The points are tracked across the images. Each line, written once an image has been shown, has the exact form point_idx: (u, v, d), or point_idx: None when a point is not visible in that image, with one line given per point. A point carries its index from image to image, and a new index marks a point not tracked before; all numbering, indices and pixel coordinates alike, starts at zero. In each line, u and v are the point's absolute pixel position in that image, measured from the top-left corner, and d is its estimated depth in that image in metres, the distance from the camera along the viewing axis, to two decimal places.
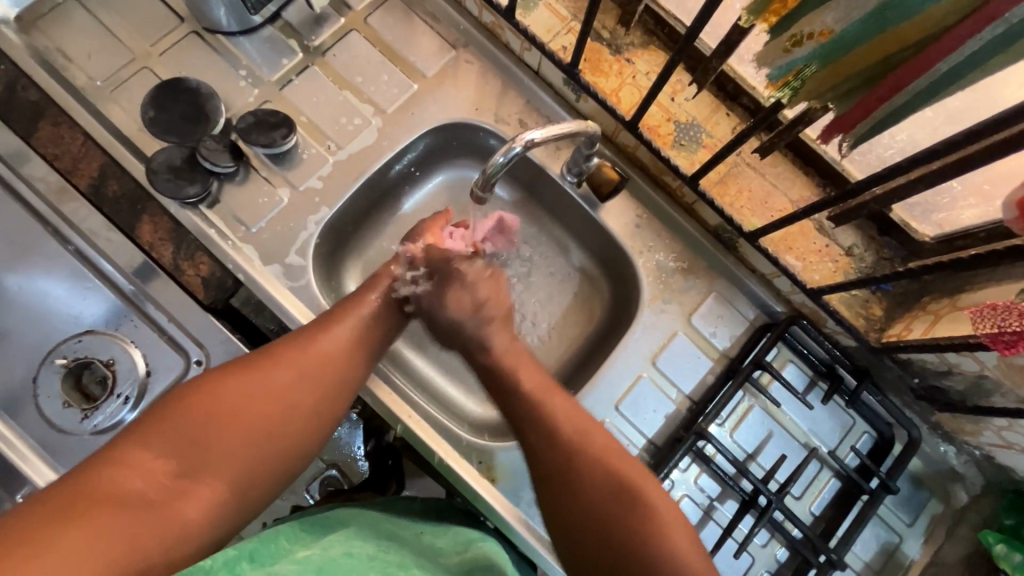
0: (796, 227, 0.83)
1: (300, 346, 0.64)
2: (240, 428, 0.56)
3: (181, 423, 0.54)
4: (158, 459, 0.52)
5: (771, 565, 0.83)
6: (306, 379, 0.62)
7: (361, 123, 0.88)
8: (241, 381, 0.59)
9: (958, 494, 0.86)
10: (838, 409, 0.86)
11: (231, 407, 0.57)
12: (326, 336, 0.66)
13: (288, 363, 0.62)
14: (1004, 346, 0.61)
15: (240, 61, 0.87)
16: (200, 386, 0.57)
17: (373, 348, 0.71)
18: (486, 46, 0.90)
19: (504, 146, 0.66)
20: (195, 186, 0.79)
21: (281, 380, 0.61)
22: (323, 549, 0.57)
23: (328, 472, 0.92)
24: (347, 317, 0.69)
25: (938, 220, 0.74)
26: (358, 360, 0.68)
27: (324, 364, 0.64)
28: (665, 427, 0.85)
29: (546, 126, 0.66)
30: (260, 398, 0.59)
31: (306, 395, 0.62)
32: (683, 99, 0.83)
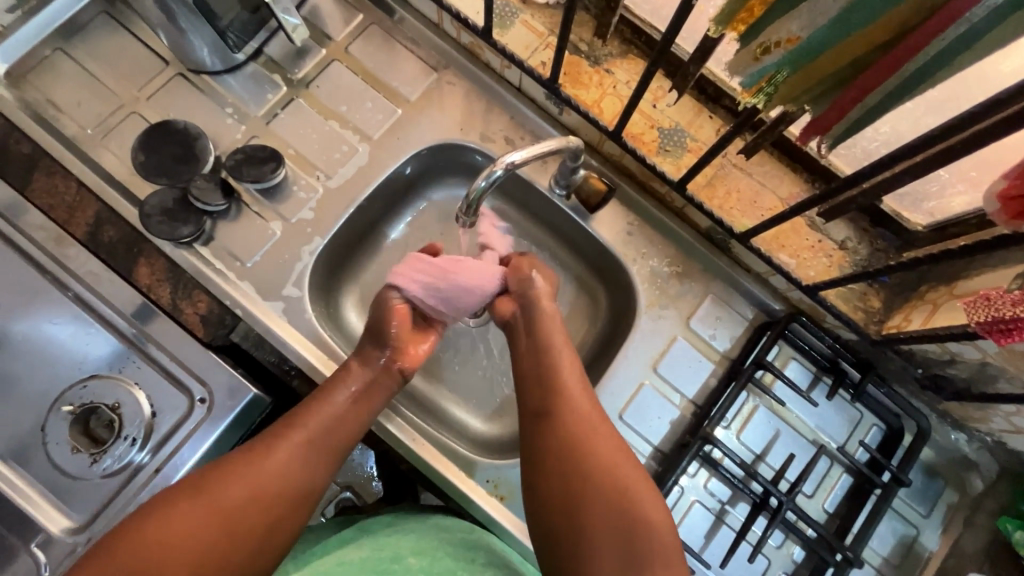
0: (789, 224, 0.83)
1: (250, 460, 0.64)
2: (186, 556, 0.57)
3: (136, 548, 0.56)
4: None
5: (789, 566, 0.82)
6: (257, 497, 0.62)
7: (349, 150, 0.89)
8: (191, 505, 0.59)
9: (973, 482, 0.85)
10: (845, 403, 0.85)
11: (176, 536, 0.57)
12: (285, 448, 0.65)
13: (238, 480, 0.62)
14: (999, 335, 0.60)
15: (226, 99, 0.88)
16: (159, 510, 0.59)
17: (337, 450, 0.69)
18: (468, 66, 0.91)
19: (485, 170, 0.66)
20: (188, 226, 0.80)
21: (233, 500, 0.61)
22: (315, 566, 0.65)
23: (344, 494, 0.97)
24: (306, 424, 0.68)
25: (929, 208, 0.74)
26: (313, 470, 0.66)
27: (278, 479, 0.63)
28: (671, 433, 0.84)
29: (527, 147, 0.66)
30: (204, 526, 0.58)
31: (255, 514, 0.61)
32: (664, 105, 0.84)
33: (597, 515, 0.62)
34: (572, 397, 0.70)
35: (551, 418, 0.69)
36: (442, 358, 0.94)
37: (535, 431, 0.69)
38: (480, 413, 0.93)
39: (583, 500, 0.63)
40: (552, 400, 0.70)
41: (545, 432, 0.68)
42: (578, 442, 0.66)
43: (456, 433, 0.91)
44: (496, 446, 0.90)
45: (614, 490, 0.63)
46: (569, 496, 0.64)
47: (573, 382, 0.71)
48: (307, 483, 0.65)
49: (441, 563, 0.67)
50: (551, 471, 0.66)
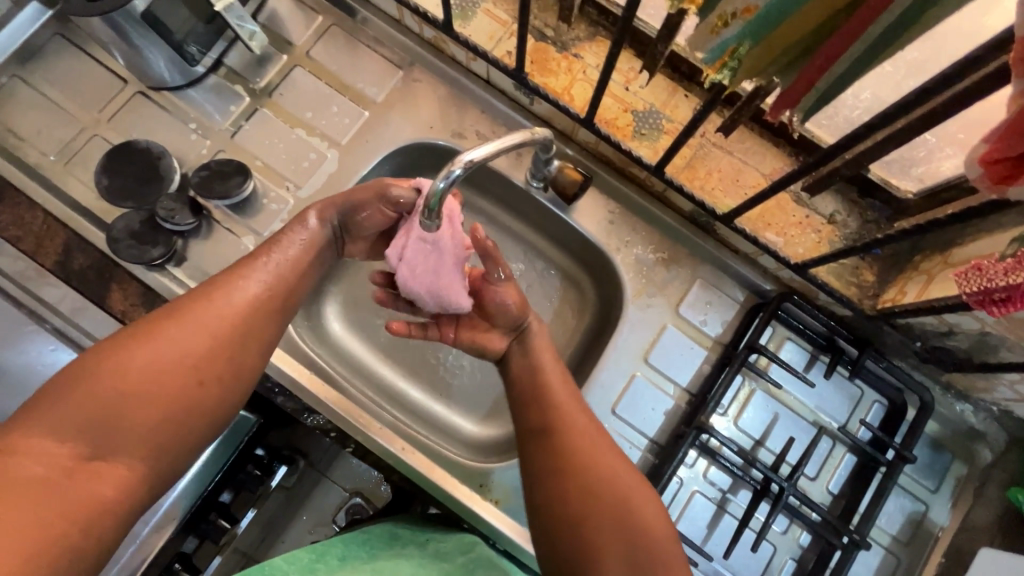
0: (773, 201, 0.79)
1: (197, 308, 0.60)
2: (144, 404, 0.54)
3: (82, 395, 0.52)
4: (59, 440, 0.50)
5: (795, 551, 0.80)
6: (213, 342, 0.59)
7: (318, 158, 0.86)
8: (136, 350, 0.55)
9: (981, 453, 0.82)
10: (845, 381, 0.83)
11: (129, 384, 0.54)
12: (233, 295, 0.62)
13: (186, 327, 0.58)
14: (994, 306, 0.56)
15: (189, 115, 0.86)
16: (102, 356, 0.54)
17: (289, 299, 0.67)
18: (434, 62, 0.89)
19: (443, 169, 0.58)
20: (158, 248, 0.78)
21: (183, 344, 0.57)
22: None
23: (353, 500, 1.03)
24: (253, 271, 0.64)
25: (918, 174, 0.71)
26: (266, 318, 0.63)
27: (232, 325, 0.60)
28: (666, 425, 0.82)
29: (495, 139, 0.60)
30: (161, 366, 0.55)
31: (211, 360, 0.58)
32: (637, 87, 0.80)
33: (604, 531, 0.59)
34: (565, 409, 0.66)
35: (550, 438, 0.65)
36: (422, 360, 0.92)
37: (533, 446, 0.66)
38: (470, 416, 0.91)
39: (584, 516, 0.59)
40: (546, 417, 0.66)
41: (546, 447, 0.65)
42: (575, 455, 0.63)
43: (446, 437, 0.90)
44: (489, 448, 0.89)
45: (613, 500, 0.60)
46: (566, 514, 0.60)
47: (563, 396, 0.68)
48: (261, 329, 0.63)
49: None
50: (551, 491, 0.62)
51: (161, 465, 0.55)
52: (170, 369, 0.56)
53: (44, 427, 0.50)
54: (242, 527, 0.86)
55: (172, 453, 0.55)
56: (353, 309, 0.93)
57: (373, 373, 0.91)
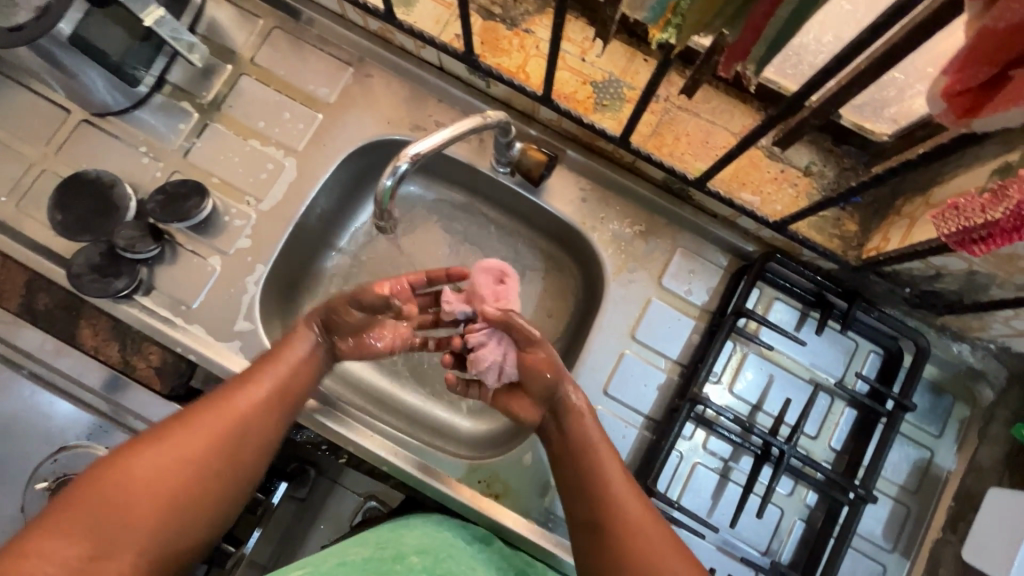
0: (745, 159, 0.77)
1: (217, 411, 0.63)
2: (149, 507, 0.56)
3: (91, 502, 0.54)
4: (68, 542, 0.52)
5: (803, 512, 0.79)
6: (214, 447, 0.61)
7: (275, 168, 0.83)
8: (144, 455, 0.58)
9: (983, 392, 0.80)
10: (838, 335, 0.81)
11: (138, 487, 0.56)
12: (238, 399, 0.64)
13: (198, 432, 0.61)
14: (973, 245, 0.54)
15: (138, 138, 0.84)
16: (114, 462, 0.57)
17: (295, 399, 0.68)
18: (384, 54, 0.86)
19: (389, 166, 0.59)
20: (122, 278, 0.76)
21: (187, 451, 0.59)
22: (317, 564, 0.61)
23: (369, 503, 0.98)
24: (263, 375, 0.67)
25: (892, 115, 0.68)
26: (275, 417, 0.66)
27: (234, 432, 0.62)
28: (660, 400, 0.80)
29: (453, 124, 0.60)
30: (164, 472, 0.58)
31: (218, 463, 0.61)
32: (594, 56, 0.77)
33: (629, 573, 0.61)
34: (605, 452, 0.68)
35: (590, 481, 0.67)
36: (409, 363, 0.91)
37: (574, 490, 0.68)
38: (463, 412, 0.90)
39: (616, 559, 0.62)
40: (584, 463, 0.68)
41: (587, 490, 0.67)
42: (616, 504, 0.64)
43: (441, 437, 0.88)
44: (485, 444, 0.87)
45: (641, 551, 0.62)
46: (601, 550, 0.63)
47: (608, 442, 0.68)
48: (268, 431, 0.65)
49: (444, 563, 0.64)
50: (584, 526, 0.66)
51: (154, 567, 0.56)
52: (180, 473, 0.59)
53: (56, 532, 0.53)
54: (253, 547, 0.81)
55: (166, 552, 0.57)
56: None
57: (361, 382, 0.90)
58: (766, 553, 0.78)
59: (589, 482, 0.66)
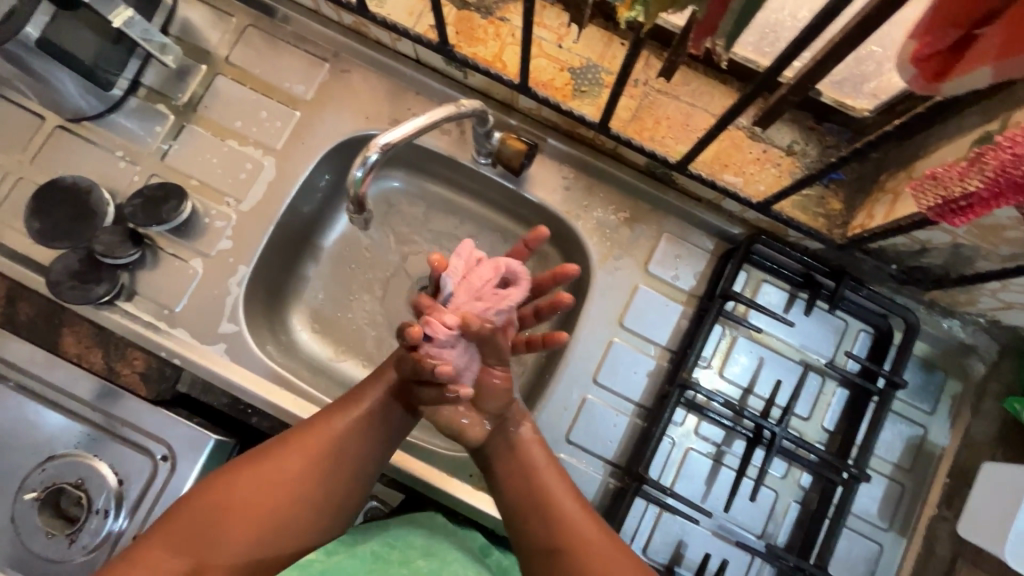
0: (727, 141, 0.76)
1: (316, 433, 0.63)
2: (246, 527, 0.57)
3: (196, 516, 0.57)
4: (169, 555, 0.54)
5: (798, 494, 0.78)
6: (306, 471, 0.61)
7: (254, 167, 0.83)
8: (246, 477, 0.59)
9: (975, 367, 0.80)
10: (827, 315, 0.81)
11: (238, 507, 0.57)
12: (336, 424, 0.64)
13: (297, 455, 0.61)
14: (953, 216, 0.53)
15: (115, 142, 0.83)
16: (219, 480, 0.59)
17: (391, 428, 0.66)
18: (360, 49, 0.85)
19: (359, 156, 0.59)
20: (103, 284, 0.75)
21: (285, 473, 0.60)
22: (327, 554, 0.61)
23: (368, 503, 0.83)
24: (360, 400, 0.65)
25: (872, 90, 0.68)
26: (370, 442, 0.65)
27: (330, 457, 0.62)
28: (650, 386, 0.80)
29: (429, 110, 0.61)
30: (262, 494, 0.59)
31: (312, 487, 0.61)
32: (570, 42, 0.76)
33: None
34: (545, 480, 0.65)
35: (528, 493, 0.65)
36: None
37: (522, 528, 0.64)
38: None
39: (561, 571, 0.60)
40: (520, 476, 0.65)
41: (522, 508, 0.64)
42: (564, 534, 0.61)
43: (433, 433, 0.88)
44: None
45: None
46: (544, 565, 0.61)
47: (547, 467, 0.66)
48: (362, 456, 0.64)
49: (451, 566, 0.63)
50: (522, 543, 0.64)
51: None
52: (279, 495, 0.59)
53: (162, 543, 0.55)
54: None
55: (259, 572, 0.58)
56: (323, 320, 0.89)
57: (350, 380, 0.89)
58: (761, 536, 0.77)
59: (537, 512, 0.63)
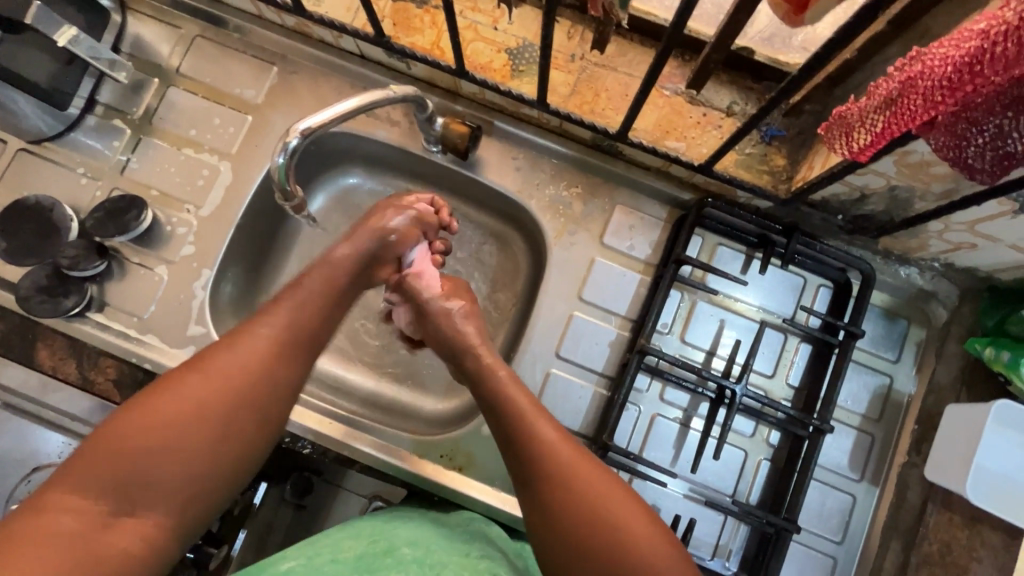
0: (667, 107, 0.77)
1: (238, 358, 0.57)
2: (176, 454, 0.51)
3: (107, 453, 0.49)
4: (87, 495, 0.48)
5: (768, 452, 0.79)
6: (228, 389, 0.55)
7: (211, 173, 0.85)
8: (158, 404, 0.52)
9: (937, 312, 0.80)
10: (783, 273, 0.81)
11: (157, 435, 0.51)
12: (252, 342, 0.58)
13: (215, 377, 0.55)
14: (865, 153, 0.52)
15: (76, 160, 0.85)
16: (126, 411, 0.52)
17: (312, 343, 0.63)
18: (305, 50, 0.86)
19: (282, 142, 0.61)
20: (71, 297, 0.78)
21: (202, 393, 0.54)
22: (309, 559, 0.58)
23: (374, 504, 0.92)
24: (272, 317, 0.61)
25: (800, 43, 0.68)
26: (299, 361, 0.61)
27: (252, 372, 0.57)
28: (612, 356, 0.81)
29: (361, 94, 0.63)
30: (182, 418, 0.52)
31: (244, 411, 0.55)
32: (505, 24, 0.78)
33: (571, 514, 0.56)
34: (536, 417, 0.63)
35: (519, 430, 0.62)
36: (372, 352, 0.92)
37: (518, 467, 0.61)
38: (429, 394, 0.90)
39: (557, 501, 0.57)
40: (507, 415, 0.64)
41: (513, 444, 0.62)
42: (538, 468, 0.59)
43: (409, 420, 0.89)
44: (450, 421, 0.87)
45: (586, 508, 0.56)
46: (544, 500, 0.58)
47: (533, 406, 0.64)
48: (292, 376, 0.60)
49: (435, 554, 0.60)
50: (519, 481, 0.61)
51: (190, 511, 0.52)
52: (212, 420, 0.53)
53: (72, 486, 0.48)
54: (238, 550, 0.79)
55: (201, 498, 0.53)
56: None
57: (323, 374, 0.90)
58: (733, 495, 0.78)
59: (524, 449, 0.61)
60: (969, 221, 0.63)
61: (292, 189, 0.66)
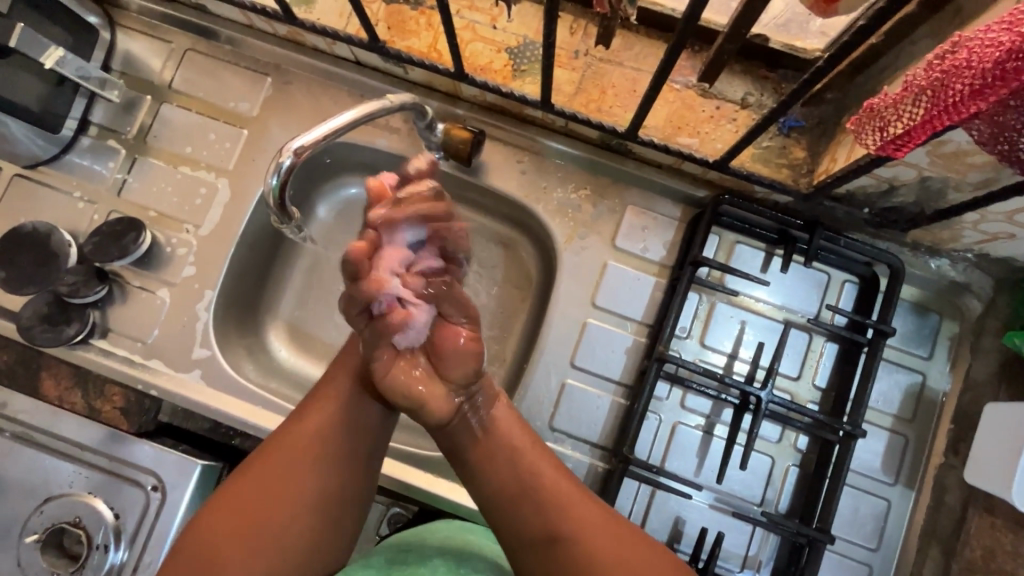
0: (678, 102, 0.73)
1: (288, 438, 0.57)
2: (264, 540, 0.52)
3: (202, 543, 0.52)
4: None
5: (796, 457, 0.76)
6: (309, 471, 0.56)
7: (209, 191, 0.82)
8: (247, 492, 0.54)
9: (971, 305, 0.76)
10: (806, 270, 0.77)
11: (249, 524, 0.53)
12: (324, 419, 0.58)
13: (293, 459, 0.56)
14: (896, 149, 0.49)
15: (71, 183, 0.83)
16: (219, 501, 0.54)
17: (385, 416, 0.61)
18: (299, 58, 0.84)
19: (273, 162, 0.58)
20: (74, 325, 0.76)
21: (284, 479, 0.55)
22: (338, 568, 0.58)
23: (393, 510, 0.84)
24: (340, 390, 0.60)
25: (820, 28, 0.64)
26: (351, 427, 0.58)
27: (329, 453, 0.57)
28: (629, 364, 0.78)
29: (358, 106, 0.59)
30: (268, 505, 0.54)
31: (321, 494, 0.56)
32: (504, 22, 0.75)
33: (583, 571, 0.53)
34: (537, 464, 0.58)
35: (514, 485, 0.58)
36: None
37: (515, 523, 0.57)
38: None
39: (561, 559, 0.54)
40: (499, 465, 0.58)
41: (507, 499, 0.58)
42: (544, 523, 0.55)
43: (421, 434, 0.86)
44: None
45: None
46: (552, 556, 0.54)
47: (533, 449, 0.59)
48: (341, 444, 0.57)
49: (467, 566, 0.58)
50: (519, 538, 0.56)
51: None
52: (291, 505, 0.54)
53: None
54: None
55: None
56: (300, 336, 0.89)
57: None
58: (761, 504, 0.75)
59: (526, 503, 0.57)
60: (1007, 212, 0.59)
61: (290, 211, 0.64)
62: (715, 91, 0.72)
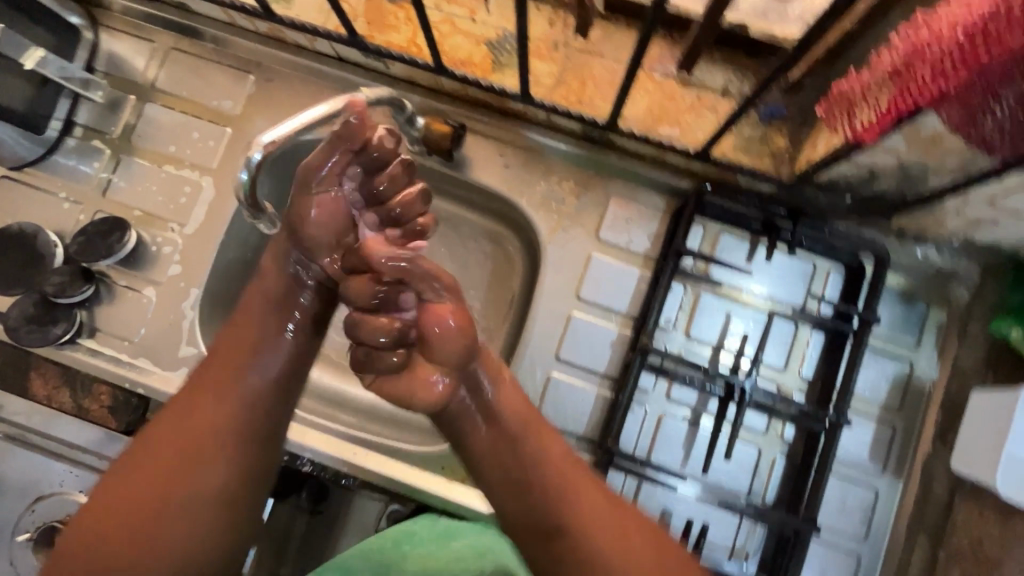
0: (659, 92, 0.73)
1: (176, 419, 0.52)
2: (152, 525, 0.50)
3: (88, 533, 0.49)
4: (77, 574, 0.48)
5: (783, 447, 0.75)
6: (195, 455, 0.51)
7: (193, 190, 0.83)
8: (131, 478, 0.51)
9: (958, 293, 0.75)
10: (791, 259, 0.77)
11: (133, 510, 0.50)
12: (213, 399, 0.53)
13: (179, 442, 0.52)
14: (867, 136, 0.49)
15: (57, 184, 0.84)
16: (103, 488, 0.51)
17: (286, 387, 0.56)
18: (280, 55, 0.84)
19: (244, 157, 0.58)
20: (60, 324, 0.77)
21: (172, 464, 0.51)
22: None
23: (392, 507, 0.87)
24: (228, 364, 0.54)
25: (797, 15, 0.64)
26: (248, 406, 0.54)
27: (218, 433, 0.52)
28: (614, 356, 0.77)
29: (333, 98, 0.58)
30: (158, 489, 0.51)
31: (210, 476, 0.52)
32: (483, 15, 0.74)
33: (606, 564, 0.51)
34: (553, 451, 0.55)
35: (532, 472, 0.54)
36: None
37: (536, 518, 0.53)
38: None
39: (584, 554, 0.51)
40: (517, 452, 0.55)
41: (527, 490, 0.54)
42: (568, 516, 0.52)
43: (409, 430, 0.86)
44: None
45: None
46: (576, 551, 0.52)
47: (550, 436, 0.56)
48: (240, 424, 0.53)
49: None
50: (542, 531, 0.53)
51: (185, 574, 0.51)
52: (178, 490, 0.51)
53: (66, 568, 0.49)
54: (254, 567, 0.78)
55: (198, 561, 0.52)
56: None
57: (321, 389, 0.88)
58: (748, 495, 0.75)
59: (548, 493, 0.53)
60: (988, 196, 0.58)
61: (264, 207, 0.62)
62: (696, 80, 0.72)
